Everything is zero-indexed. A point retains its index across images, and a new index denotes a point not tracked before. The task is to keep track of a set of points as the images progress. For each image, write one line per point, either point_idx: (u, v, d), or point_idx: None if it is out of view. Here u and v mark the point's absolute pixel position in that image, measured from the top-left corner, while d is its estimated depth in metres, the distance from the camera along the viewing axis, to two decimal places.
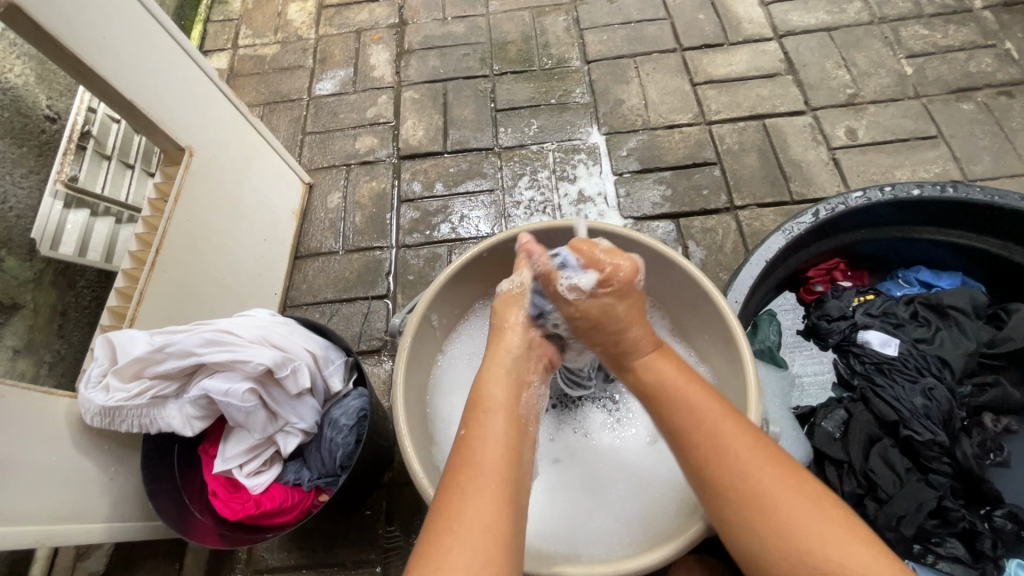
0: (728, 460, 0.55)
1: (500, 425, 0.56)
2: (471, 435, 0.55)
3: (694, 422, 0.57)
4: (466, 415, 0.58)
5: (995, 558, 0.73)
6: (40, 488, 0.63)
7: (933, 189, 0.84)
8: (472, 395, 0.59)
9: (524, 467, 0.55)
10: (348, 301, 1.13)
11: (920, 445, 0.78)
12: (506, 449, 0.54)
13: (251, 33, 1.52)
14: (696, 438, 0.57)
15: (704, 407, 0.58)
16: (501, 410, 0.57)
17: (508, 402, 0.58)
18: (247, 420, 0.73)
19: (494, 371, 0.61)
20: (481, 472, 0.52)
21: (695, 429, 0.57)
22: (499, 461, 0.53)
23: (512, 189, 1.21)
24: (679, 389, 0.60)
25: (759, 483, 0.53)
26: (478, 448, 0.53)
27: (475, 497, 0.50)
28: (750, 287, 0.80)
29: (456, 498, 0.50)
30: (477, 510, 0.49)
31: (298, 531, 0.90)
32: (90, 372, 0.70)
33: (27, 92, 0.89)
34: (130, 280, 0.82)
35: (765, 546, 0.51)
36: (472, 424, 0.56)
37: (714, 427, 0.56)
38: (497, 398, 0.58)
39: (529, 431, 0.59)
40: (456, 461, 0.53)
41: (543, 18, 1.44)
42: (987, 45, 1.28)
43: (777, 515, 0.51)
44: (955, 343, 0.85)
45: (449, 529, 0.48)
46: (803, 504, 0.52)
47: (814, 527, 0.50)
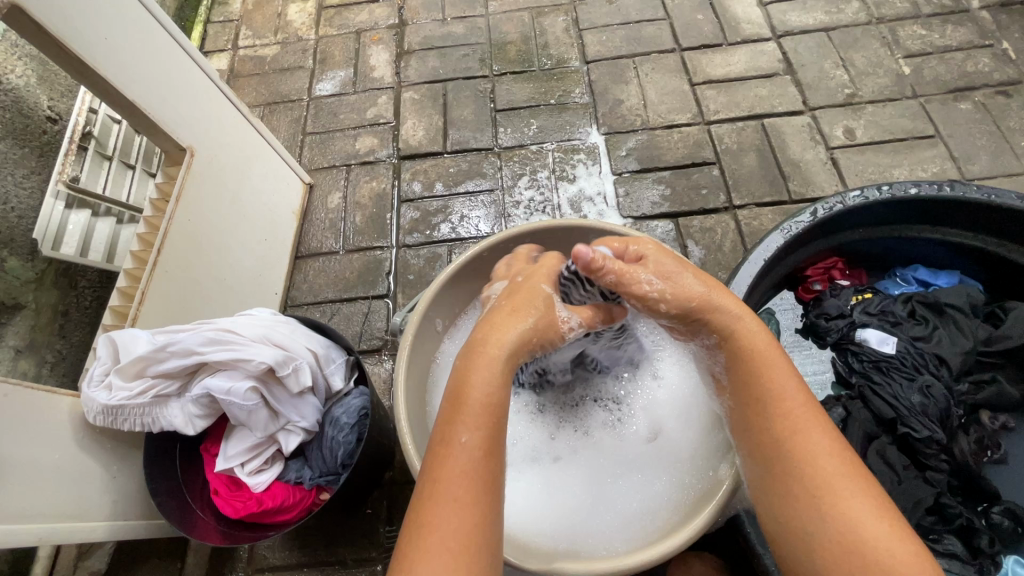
0: (796, 441, 0.54)
1: (480, 433, 0.51)
2: (447, 441, 0.51)
3: (772, 399, 0.56)
4: (445, 415, 0.53)
5: (992, 554, 0.73)
6: (43, 486, 0.64)
7: (930, 188, 0.83)
8: (455, 391, 0.54)
9: (500, 470, 0.52)
10: (348, 301, 1.14)
11: (918, 442, 0.78)
12: (483, 457, 0.50)
13: (251, 33, 1.52)
14: (770, 414, 0.56)
15: (786, 384, 0.57)
16: (482, 414, 0.52)
17: (491, 405, 0.53)
18: (248, 419, 0.73)
19: (480, 366, 0.55)
20: (456, 477, 0.49)
21: (772, 398, 0.56)
22: (476, 469, 0.50)
23: (511, 189, 1.22)
24: (762, 361, 0.58)
25: (823, 470, 0.52)
26: (455, 456, 0.50)
27: (447, 508, 0.47)
28: (750, 286, 0.80)
29: (432, 511, 0.47)
30: (452, 524, 0.47)
31: (299, 530, 0.90)
32: (92, 371, 0.70)
33: (29, 93, 0.90)
34: (132, 279, 0.82)
35: (820, 532, 0.50)
36: (459, 425, 0.52)
37: (789, 407, 0.55)
38: (479, 399, 0.53)
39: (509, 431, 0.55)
40: (433, 466, 0.50)
41: (543, 18, 1.45)
42: (984, 45, 1.29)
43: (835, 504, 0.50)
44: (952, 341, 0.85)
45: (424, 545, 0.46)
46: (864, 498, 0.50)
47: (876, 522, 0.48)
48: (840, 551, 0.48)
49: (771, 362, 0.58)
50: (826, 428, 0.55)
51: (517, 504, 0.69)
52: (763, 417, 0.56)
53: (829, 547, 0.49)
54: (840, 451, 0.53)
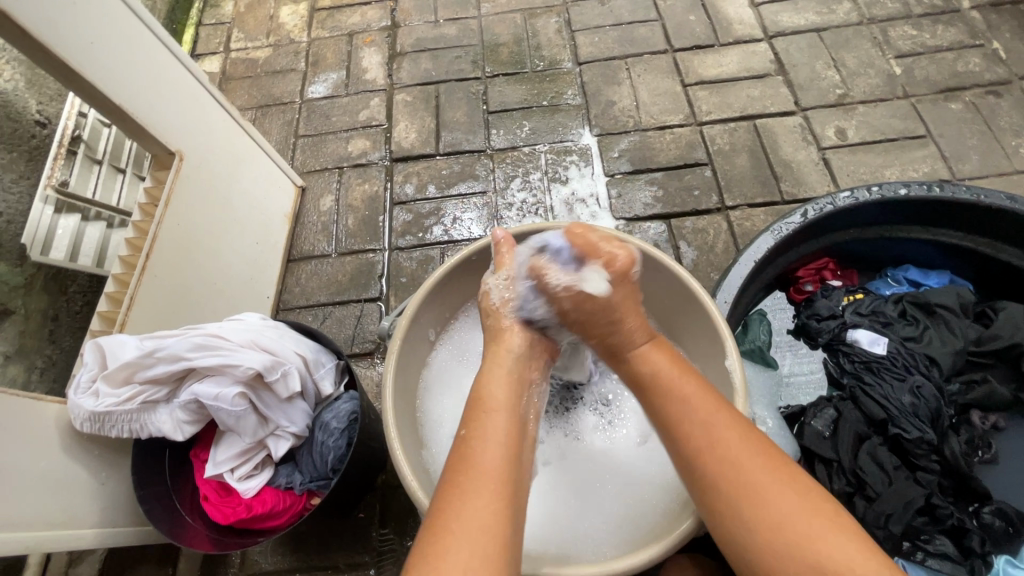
0: (714, 452, 0.55)
1: (499, 426, 0.56)
2: (472, 436, 0.55)
3: (680, 415, 0.58)
4: (467, 416, 0.58)
5: (983, 554, 0.73)
6: (30, 494, 0.63)
7: (919, 189, 0.84)
8: (472, 398, 0.59)
9: (523, 467, 0.55)
10: (341, 304, 1.13)
11: (908, 444, 0.78)
12: (506, 449, 0.54)
13: (243, 36, 1.52)
14: (686, 433, 0.57)
15: (689, 395, 0.59)
16: (501, 410, 0.57)
17: (509, 402, 0.59)
18: (237, 424, 0.73)
19: (494, 371, 0.62)
20: (477, 472, 0.51)
21: (686, 417, 0.57)
22: (499, 458, 0.53)
23: (504, 191, 1.22)
24: (668, 380, 0.61)
25: (746, 475, 0.53)
26: (479, 447, 0.54)
27: (473, 495, 0.50)
28: (740, 287, 0.80)
29: (454, 498, 0.50)
30: (477, 510, 0.49)
31: (292, 534, 0.90)
32: (79, 377, 0.70)
33: (17, 97, 0.90)
34: (120, 284, 0.82)
35: (753, 539, 0.51)
36: (471, 423, 0.56)
37: (703, 420, 0.56)
38: (497, 398, 0.58)
39: (529, 431, 0.60)
40: (454, 462, 0.53)
41: (535, 20, 1.45)
42: (975, 45, 1.29)
43: (761, 505, 0.51)
44: (942, 341, 0.85)
45: (448, 529, 0.47)
46: (789, 493, 0.51)
47: (801, 516, 0.50)
48: (777, 551, 0.49)
49: (676, 381, 0.60)
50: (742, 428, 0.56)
51: None
52: (678, 437, 0.57)
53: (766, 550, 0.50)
54: (762, 452, 0.54)
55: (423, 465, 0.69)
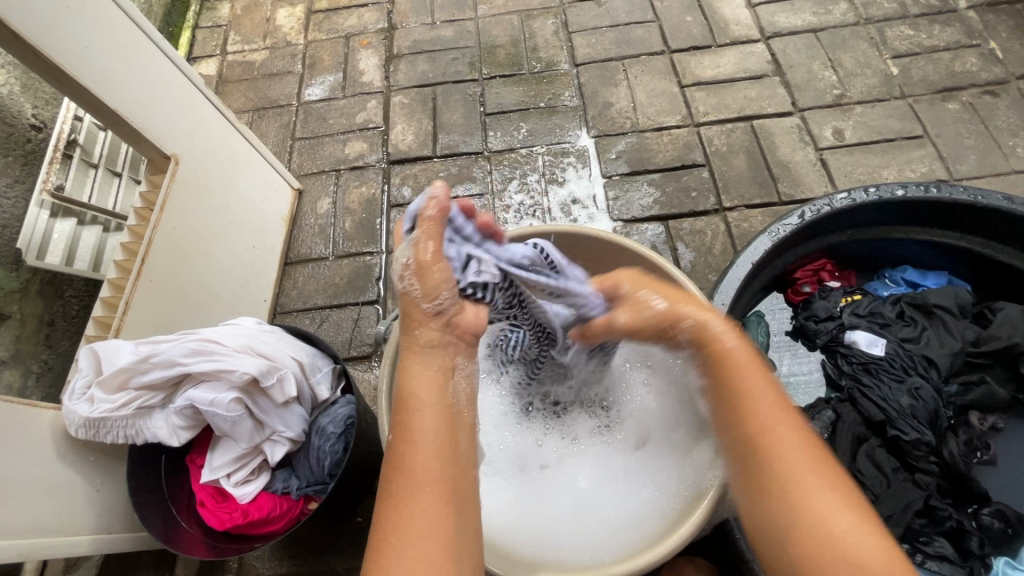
0: (767, 440, 0.52)
1: (429, 424, 0.51)
2: (403, 441, 0.50)
3: (741, 392, 0.54)
4: (392, 419, 0.52)
5: (982, 556, 0.73)
6: (25, 501, 0.63)
7: (916, 189, 0.84)
8: (396, 395, 0.53)
9: (461, 461, 0.51)
10: (338, 307, 1.13)
11: (907, 444, 0.78)
12: (438, 445, 0.50)
13: (240, 38, 1.52)
14: (744, 411, 0.54)
15: (753, 377, 0.55)
16: (429, 404, 0.52)
17: (435, 394, 0.53)
18: (233, 430, 0.73)
19: (416, 364, 0.55)
20: (411, 481, 0.48)
21: (744, 396, 0.54)
22: (432, 460, 0.49)
23: (502, 192, 1.21)
24: (738, 356, 0.56)
25: (794, 471, 0.50)
26: (410, 454, 0.49)
27: (410, 510, 0.46)
28: (738, 289, 0.80)
29: (392, 514, 0.46)
30: (418, 525, 0.46)
31: (289, 539, 0.90)
32: (74, 384, 0.70)
33: (12, 101, 0.89)
34: (116, 289, 0.81)
35: (792, 527, 0.48)
36: (403, 424, 0.51)
37: (760, 406, 0.53)
38: (421, 394, 0.53)
39: (465, 417, 0.55)
40: (390, 471, 0.49)
41: (532, 21, 1.45)
42: (972, 44, 1.29)
43: (806, 500, 0.48)
44: (941, 342, 0.85)
45: (391, 551, 0.45)
46: (836, 494, 0.48)
47: (846, 520, 0.47)
48: (813, 548, 0.47)
49: (747, 360, 0.56)
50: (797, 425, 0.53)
51: (507, 512, 0.69)
52: (735, 414, 0.54)
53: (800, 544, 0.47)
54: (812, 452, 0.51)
55: None
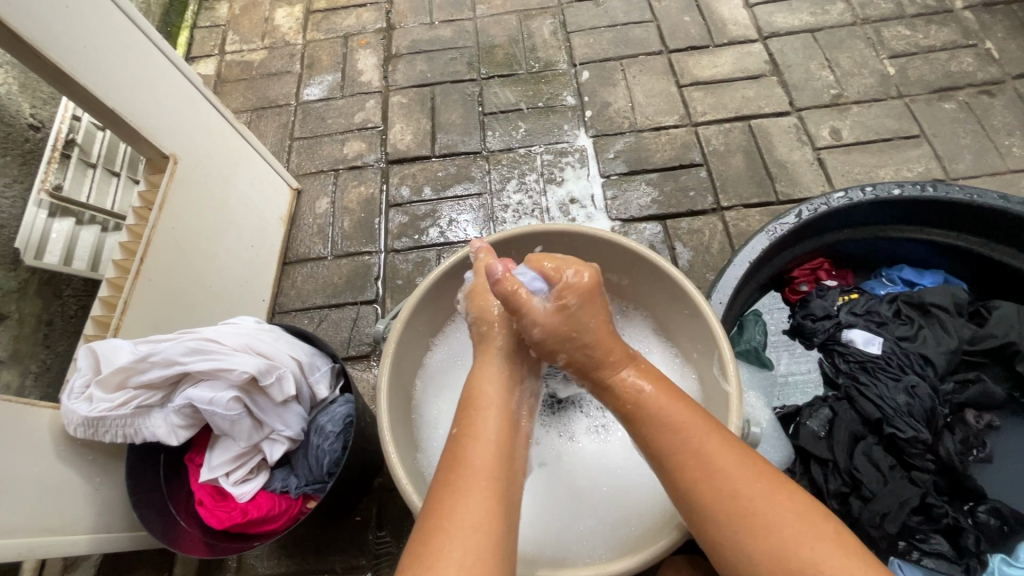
0: (707, 469, 0.55)
1: (492, 424, 0.59)
2: (466, 438, 0.57)
3: (674, 432, 0.58)
4: (460, 416, 0.60)
5: (978, 553, 0.73)
6: (23, 500, 0.63)
7: (912, 189, 0.84)
8: (466, 397, 0.62)
9: (514, 465, 0.57)
10: (337, 307, 1.13)
11: (903, 442, 0.78)
12: (498, 447, 0.57)
13: (239, 38, 1.52)
14: (681, 449, 0.57)
15: (681, 418, 0.58)
16: (493, 408, 0.60)
17: (500, 400, 0.61)
18: (232, 428, 0.73)
19: (487, 372, 0.64)
20: (470, 473, 0.54)
21: (673, 430, 0.58)
22: (489, 459, 0.55)
23: (500, 192, 1.22)
24: (656, 401, 0.60)
25: (736, 492, 0.53)
26: (471, 449, 0.56)
27: (464, 495, 0.52)
28: (735, 288, 0.80)
29: (448, 495, 0.52)
30: (470, 508, 0.51)
31: (288, 539, 0.90)
32: (73, 383, 0.70)
33: (10, 101, 0.89)
34: (115, 288, 0.82)
35: (752, 553, 0.52)
36: (466, 425, 0.59)
37: (697, 441, 0.56)
38: (490, 397, 0.61)
39: (523, 426, 0.62)
40: (449, 463, 0.55)
41: (530, 21, 1.45)
42: (968, 45, 1.30)
43: (758, 523, 0.52)
44: (937, 340, 0.86)
45: (443, 526, 0.50)
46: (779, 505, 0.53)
47: (800, 533, 0.51)
48: (780, 568, 0.50)
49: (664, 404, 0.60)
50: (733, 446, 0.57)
51: None
52: (674, 455, 0.57)
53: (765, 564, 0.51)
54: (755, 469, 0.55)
55: (418, 469, 0.69)
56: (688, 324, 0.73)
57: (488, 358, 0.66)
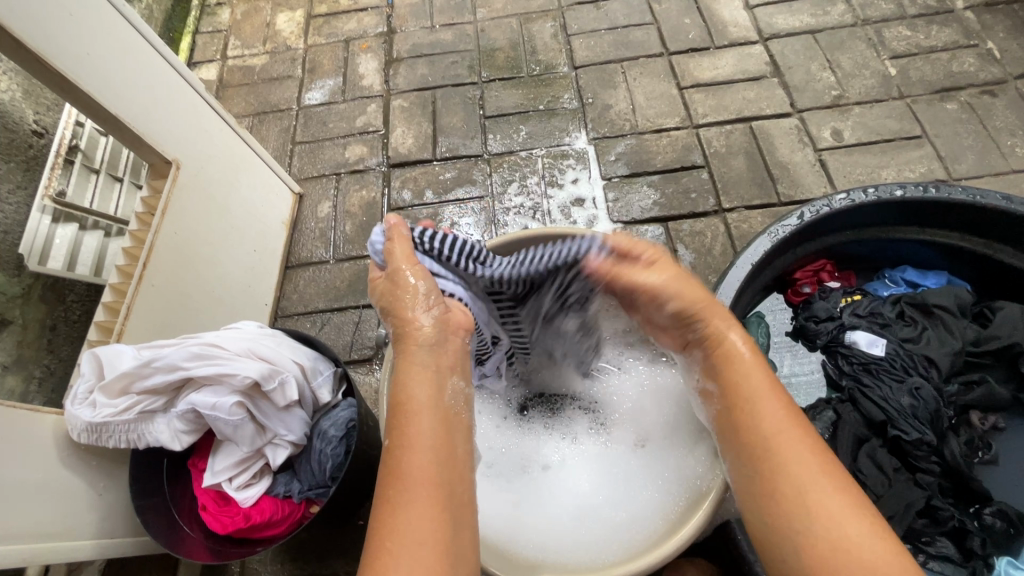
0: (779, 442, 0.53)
1: (427, 427, 0.53)
2: (398, 445, 0.52)
3: (751, 397, 0.56)
4: (390, 423, 0.55)
5: (984, 556, 0.73)
6: (28, 505, 0.63)
7: (915, 189, 0.84)
8: (393, 400, 0.55)
9: (456, 459, 0.53)
10: (339, 311, 1.13)
11: (909, 445, 0.78)
12: (436, 448, 0.52)
13: (240, 43, 1.52)
14: (749, 419, 0.55)
15: (759, 384, 0.56)
16: (424, 408, 0.54)
17: (432, 401, 0.55)
18: (235, 433, 0.73)
19: (415, 370, 0.57)
20: (408, 482, 0.49)
21: (751, 398, 0.55)
22: (428, 465, 0.51)
23: (501, 195, 1.22)
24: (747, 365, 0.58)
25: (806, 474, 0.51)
26: (407, 454, 0.51)
27: (406, 512, 0.48)
28: (737, 291, 0.80)
29: (385, 513, 0.48)
30: (413, 525, 0.47)
31: (291, 543, 0.90)
32: (76, 388, 0.70)
33: (13, 107, 0.88)
34: (117, 294, 0.81)
35: (807, 535, 0.49)
36: (397, 432, 0.53)
37: (772, 419, 0.54)
38: (419, 397, 0.55)
39: (463, 418, 0.57)
40: (385, 475, 0.51)
41: (531, 25, 1.45)
42: (969, 45, 1.29)
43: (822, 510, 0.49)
44: (941, 341, 0.85)
45: (386, 556, 0.46)
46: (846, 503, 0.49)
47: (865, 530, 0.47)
48: (824, 556, 0.47)
49: (752, 371, 0.57)
50: (805, 425, 0.54)
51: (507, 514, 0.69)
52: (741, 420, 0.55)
53: (810, 549, 0.48)
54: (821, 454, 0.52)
55: None
56: None
57: (410, 359, 0.57)
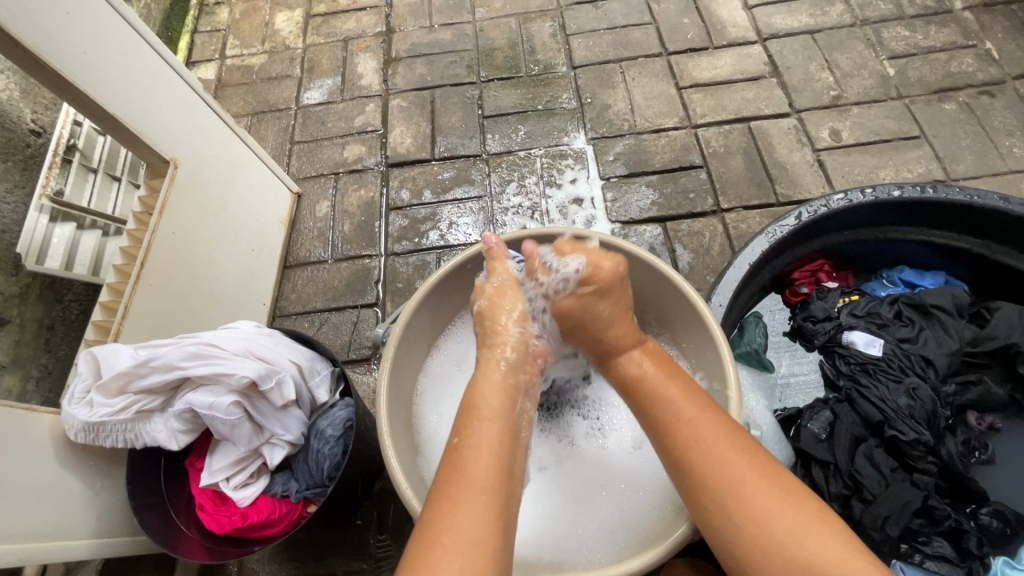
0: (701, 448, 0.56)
1: (491, 435, 0.56)
2: (463, 445, 0.55)
3: (675, 420, 0.59)
4: (459, 425, 0.58)
5: (981, 556, 0.73)
6: (25, 504, 0.63)
7: (913, 189, 0.84)
8: (462, 408, 0.59)
9: (514, 476, 0.55)
10: (337, 310, 1.13)
11: (905, 445, 0.78)
12: (500, 457, 0.54)
13: (239, 43, 1.52)
14: (675, 435, 0.58)
15: (677, 395, 0.61)
16: (492, 418, 0.58)
17: (500, 412, 0.59)
18: (232, 433, 0.73)
19: (486, 382, 0.62)
20: (469, 483, 0.51)
21: (669, 413, 0.60)
22: (491, 470, 0.53)
23: (500, 195, 1.22)
24: (657, 381, 0.63)
25: (727, 472, 0.54)
26: (471, 458, 0.53)
27: (463, 507, 0.49)
28: (735, 290, 0.80)
29: (444, 509, 0.50)
30: (466, 520, 0.49)
31: (289, 543, 0.90)
32: (73, 388, 0.70)
33: (11, 107, 0.89)
34: (115, 293, 0.81)
35: (733, 537, 0.52)
36: (464, 435, 0.56)
37: (691, 421, 0.58)
38: (489, 407, 0.59)
39: (523, 439, 0.60)
40: (446, 471, 0.53)
41: (529, 24, 1.45)
42: (968, 45, 1.30)
43: (747, 505, 0.52)
44: (938, 342, 0.86)
45: (438, 543, 0.47)
46: (770, 491, 0.52)
47: (788, 520, 0.51)
48: (758, 554, 0.51)
49: (667, 387, 0.62)
50: (719, 421, 0.58)
51: None
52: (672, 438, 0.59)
53: (746, 551, 0.51)
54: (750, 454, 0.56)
55: (418, 472, 0.69)
56: (693, 336, 0.73)
57: (491, 370, 0.63)
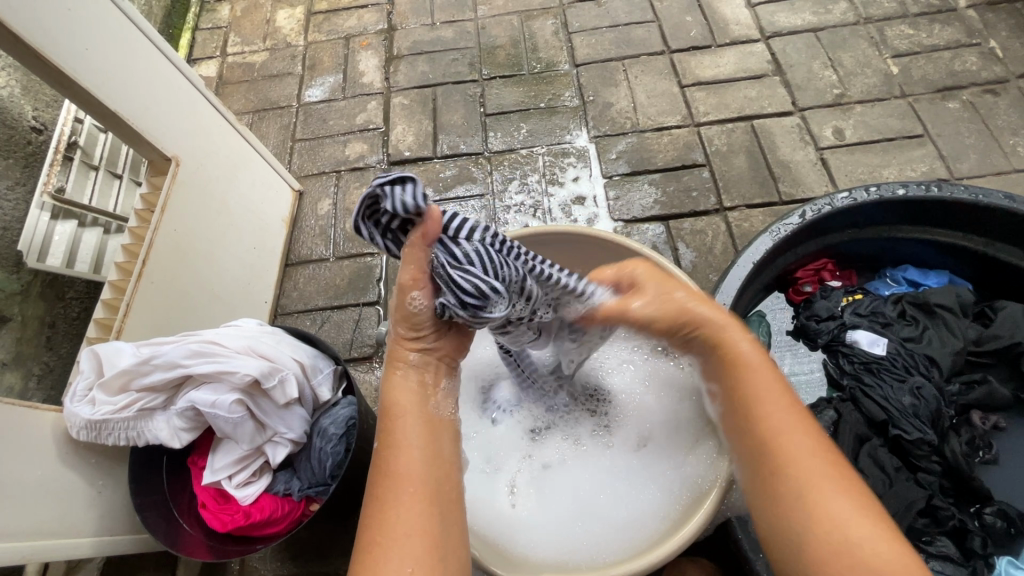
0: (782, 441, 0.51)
1: (412, 431, 0.54)
2: (389, 448, 0.52)
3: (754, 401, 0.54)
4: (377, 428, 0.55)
5: (985, 555, 0.72)
6: (27, 502, 0.63)
7: (918, 189, 0.84)
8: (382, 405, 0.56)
9: (444, 461, 0.53)
10: (339, 308, 1.13)
11: (909, 444, 0.78)
12: (426, 450, 0.53)
13: (240, 40, 1.52)
14: (748, 416, 0.54)
15: (764, 384, 0.54)
16: (412, 413, 0.55)
17: (416, 405, 0.56)
18: (234, 431, 0.73)
19: (402, 373, 0.58)
20: (400, 482, 0.50)
21: (749, 395, 0.54)
22: (415, 463, 0.51)
23: (502, 193, 1.21)
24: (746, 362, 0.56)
25: (805, 473, 0.49)
26: (396, 459, 0.51)
27: (398, 509, 0.48)
28: (738, 290, 0.80)
29: (383, 515, 0.48)
30: (404, 521, 0.48)
31: (292, 541, 0.90)
32: (76, 385, 0.70)
33: (12, 103, 0.90)
34: (117, 291, 0.81)
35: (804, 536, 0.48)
36: (386, 435, 0.54)
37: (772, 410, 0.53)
38: (405, 403, 0.56)
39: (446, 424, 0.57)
40: (376, 476, 0.51)
41: (532, 22, 1.45)
42: (972, 43, 1.29)
43: (817, 509, 0.48)
44: (943, 341, 0.85)
45: (380, 547, 0.47)
46: (848, 504, 0.48)
47: (863, 529, 0.46)
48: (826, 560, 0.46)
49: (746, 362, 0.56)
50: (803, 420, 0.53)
51: (507, 512, 0.70)
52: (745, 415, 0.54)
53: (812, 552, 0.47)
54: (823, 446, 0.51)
55: None
56: None
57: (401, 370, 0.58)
